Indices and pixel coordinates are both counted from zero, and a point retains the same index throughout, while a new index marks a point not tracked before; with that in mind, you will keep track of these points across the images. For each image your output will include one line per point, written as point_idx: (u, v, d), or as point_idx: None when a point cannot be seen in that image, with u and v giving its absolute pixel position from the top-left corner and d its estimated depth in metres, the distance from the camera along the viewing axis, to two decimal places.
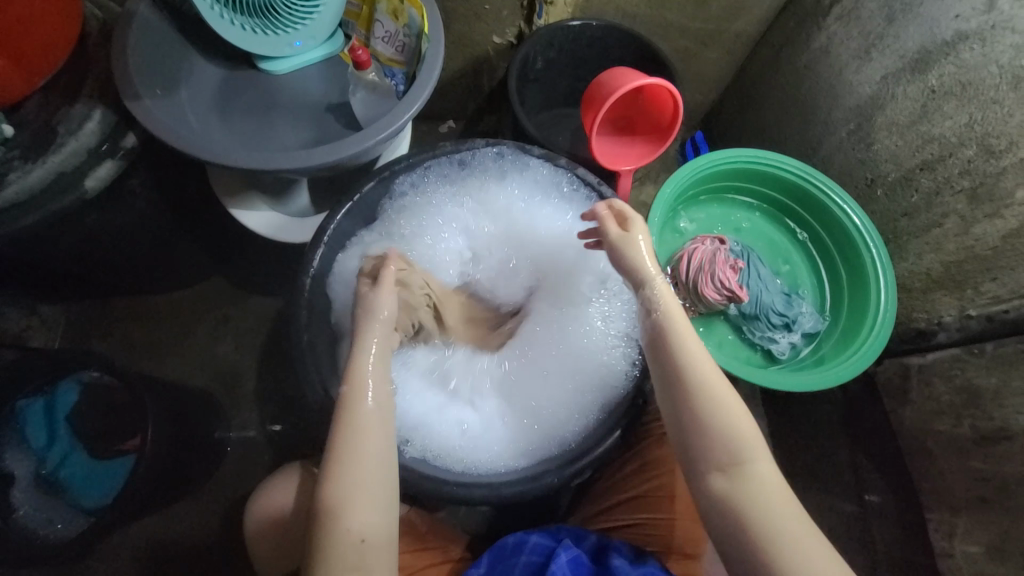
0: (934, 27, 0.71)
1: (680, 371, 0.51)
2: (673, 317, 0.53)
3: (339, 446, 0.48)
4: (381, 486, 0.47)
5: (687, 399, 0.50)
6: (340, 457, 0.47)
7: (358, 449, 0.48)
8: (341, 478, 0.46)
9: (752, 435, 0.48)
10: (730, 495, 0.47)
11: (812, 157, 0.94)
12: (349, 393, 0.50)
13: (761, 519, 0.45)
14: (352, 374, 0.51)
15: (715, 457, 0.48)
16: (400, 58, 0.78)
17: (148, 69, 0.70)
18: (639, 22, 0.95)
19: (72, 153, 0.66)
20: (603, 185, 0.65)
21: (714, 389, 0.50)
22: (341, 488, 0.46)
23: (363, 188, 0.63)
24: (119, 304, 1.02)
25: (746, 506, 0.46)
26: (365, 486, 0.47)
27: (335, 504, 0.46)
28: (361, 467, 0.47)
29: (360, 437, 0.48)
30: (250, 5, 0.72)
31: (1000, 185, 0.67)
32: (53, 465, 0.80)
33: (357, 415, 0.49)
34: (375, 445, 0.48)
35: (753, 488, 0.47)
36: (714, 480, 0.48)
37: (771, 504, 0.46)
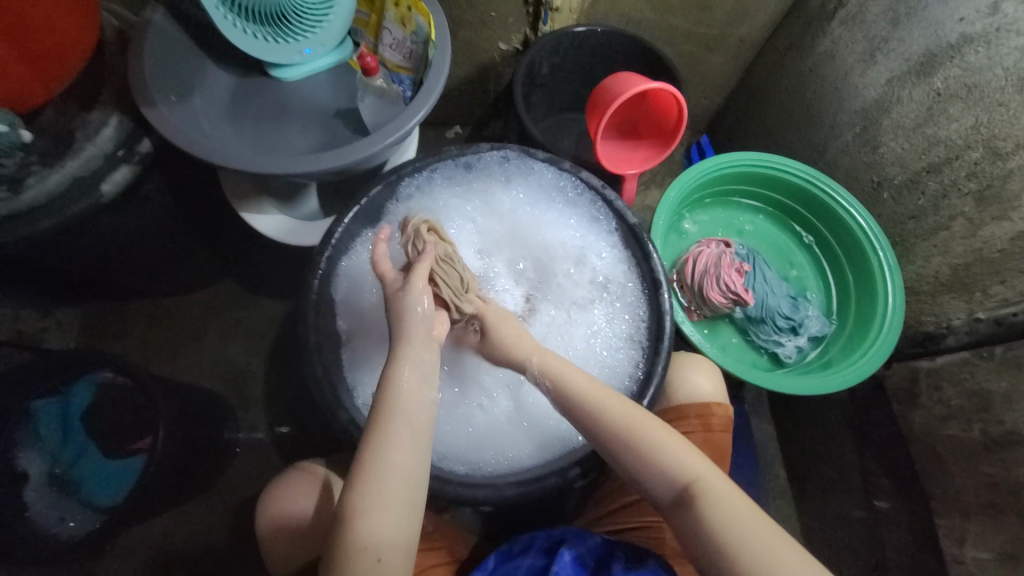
0: (939, 30, 0.71)
1: (597, 428, 0.49)
2: (572, 384, 0.50)
3: (368, 455, 0.44)
4: (405, 496, 0.44)
5: (618, 449, 0.49)
6: (367, 468, 0.44)
7: (388, 460, 0.44)
8: (366, 490, 0.43)
9: (692, 454, 0.48)
10: (699, 523, 0.45)
11: (818, 160, 0.94)
12: (385, 401, 0.46)
13: (732, 536, 0.43)
14: (390, 380, 0.47)
15: (666, 486, 0.47)
16: (407, 65, 0.80)
17: (163, 76, 0.72)
18: (644, 28, 0.95)
19: (89, 158, 0.68)
20: (606, 189, 0.66)
21: (639, 425, 0.48)
22: (362, 497, 0.43)
23: (370, 191, 0.64)
24: (132, 307, 1.04)
25: (718, 526, 0.44)
26: (388, 501, 0.43)
27: (355, 512, 0.43)
28: (389, 480, 0.44)
29: (392, 445, 0.45)
30: (263, 13, 0.74)
31: (1007, 187, 0.66)
32: (69, 462, 0.81)
33: (393, 423, 0.45)
34: (405, 458, 0.44)
35: (712, 507, 0.45)
36: (681, 509, 0.46)
37: (737, 518, 0.44)
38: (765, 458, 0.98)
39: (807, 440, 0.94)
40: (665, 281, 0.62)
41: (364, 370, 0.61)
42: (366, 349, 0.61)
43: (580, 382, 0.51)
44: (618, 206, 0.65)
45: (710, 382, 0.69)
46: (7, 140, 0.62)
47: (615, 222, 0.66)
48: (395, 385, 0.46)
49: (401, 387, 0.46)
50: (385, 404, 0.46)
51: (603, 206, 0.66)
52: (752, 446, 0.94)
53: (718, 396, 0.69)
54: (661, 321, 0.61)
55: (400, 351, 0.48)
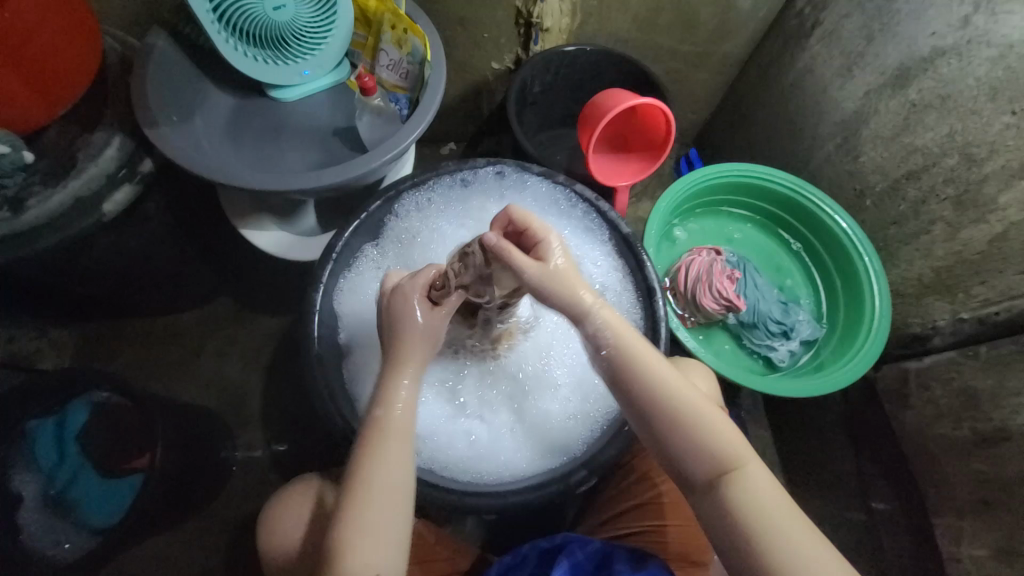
0: (912, 44, 0.75)
1: (649, 396, 0.49)
2: (631, 346, 0.50)
3: (363, 469, 0.47)
4: (395, 515, 0.46)
5: (662, 420, 0.49)
6: (359, 483, 0.46)
7: (378, 478, 0.46)
8: (362, 508, 0.45)
9: (737, 438, 0.49)
10: (728, 505, 0.46)
11: (802, 170, 0.97)
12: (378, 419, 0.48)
13: (762, 519, 0.45)
14: (387, 396, 0.49)
15: (705, 468, 0.48)
16: (404, 84, 0.82)
17: (166, 97, 0.74)
18: (631, 46, 0.99)
19: (92, 177, 0.70)
20: (599, 201, 0.68)
21: (692, 401, 0.49)
22: (355, 519, 0.45)
23: (369, 206, 0.66)
24: (128, 326, 1.03)
25: (747, 510, 0.46)
26: (379, 516, 0.45)
27: (349, 533, 0.45)
28: (378, 494, 0.46)
29: (382, 466, 0.47)
30: (262, 37, 0.76)
31: (984, 192, 0.69)
32: (63, 485, 0.80)
33: (385, 440, 0.47)
34: (395, 475, 0.47)
35: (750, 493, 0.46)
36: (709, 491, 0.48)
37: (768, 503, 0.46)
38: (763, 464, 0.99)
39: (803, 444, 0.95)
40: (659, 289, 0.64)
41: (364, 383, 0.61)
42: (366, 359, 0.62)
43: (637, 344, 0.50)
44: (612, 217, 0.67)
45: (704, 382, 0.70)
46: (8, 161, 0.65)
47: (610, 233, 0.68)
48: (387, 403, 0.49)
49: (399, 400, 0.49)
50: (373, 421, 0.48)
51: (596, 217, 0.68)
52: None
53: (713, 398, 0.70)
54: (656, 327, 0.62)
55: (398, 363, 0.50)
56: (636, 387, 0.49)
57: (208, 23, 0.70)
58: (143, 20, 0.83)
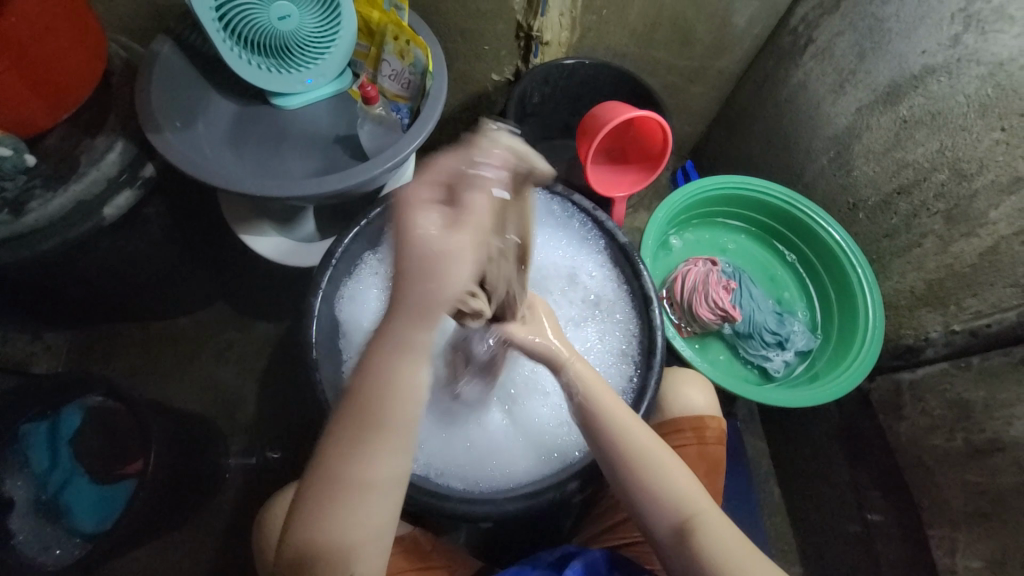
0: (903, 62, 0.77)
1: (608, 445, 0.50)
2: (598, 396, 0.51)
3: (341, 458, 0.38)
4: (386, 516, 0.39)
5: (621, 472, 0.50)
6: (337, 476, 0.38)
7: (364, 469, 0.38)
8: (340, 505, 0.38)
9: (694, 486, 0.49)
10: (693, 552, 0.47)
11: (796, 183, 0.98)
12: (370, 396, 0.38)
13: (722, 567, 0.46)
14: (383, 367, 0.38)
15: (668, 517, 0.48)
16: (405, 94, 0.84)
17: (169, 104, 0.74)
18: (629, 60, 1.00)
19: (93, 181, 0.70)
20: (597, 211, 0.69)
21: (651, 450, 0.50)
22: (337, 515, 0.38)
23: (369, 213, 0.66)
24: (124, 330, 1.03)
25: (709, 557, 0.46)
26: (370, 514, 0.39)
27: (324, 530, 0.38)
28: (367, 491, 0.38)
29: (377, 452, 0.38)
30: (268, 46, 0.77)
31: (974, 206, 0.71)
32: (55, 489, 0.79)
33: (376, 426, 0.38)
34: (387, 467, 0.39)
35: (713, 539, 0.47)
36: (673, 542, 0.48)
37: (728, 549, 0.46)
38: (759, 475, 0.99)
39: (798, 456, 0.95)
40: (655, 298, 0.64)
41: None
42: None
43: (598, 395, 0.52)
44: (609, 226, 0.68)
45: (701, 394, 0.70)
46: (11, 163, 0.65)
47: (606, 242, 0.68)
48: (384, 379, 0.38)
49: (411, 375, 0.38)
50: (362, 402, 0.38)
51: (593, 227, 0.69)
52: (746, 463, 0.95)
53: (711, 409, 0.70)
54: (652, 336, 0.63)
55: (393, 325, 0.38)
56: (604, 439, 0.50)
57: (213, 32, 0.71)
58: (149, 27, 0.84)
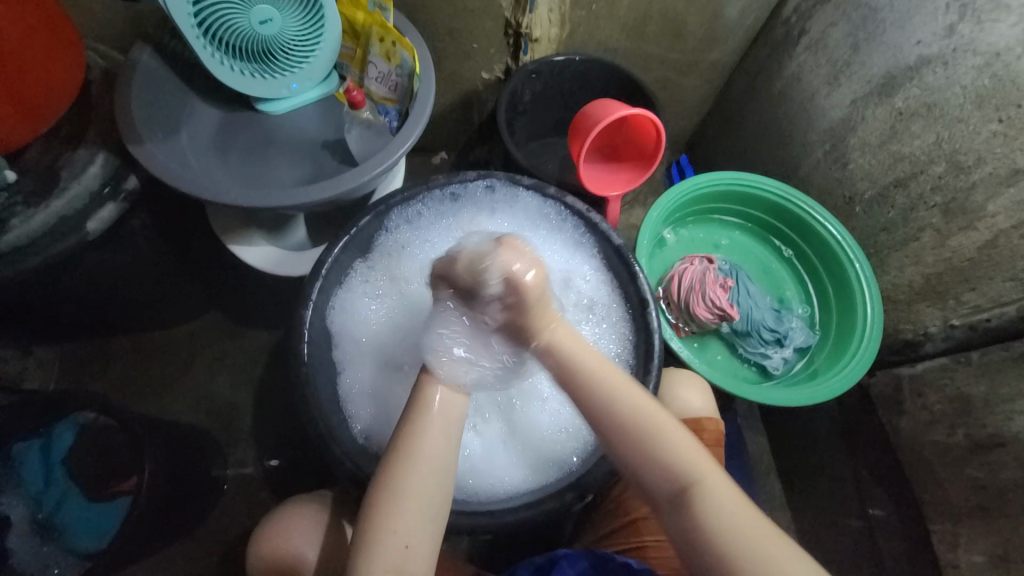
0: (897, 53, 0.76)
1: (601, 409, 0.49)
2: (580, 360, 0.51)
3: (406, 438, 0.49)
4: (435, 487, 0.48)
5: (618, 435, 0.48)
6: (401, 456, 0.48)
7: (419, 446, 0.48)
8: (401, 471, 0.47)
9: (699, 451, 0.47)
10: (697, 519, 0.44)
11: (792, 177, 0.97)
12: (419, 397, 0.52)
13: (726, 539, 0.42)
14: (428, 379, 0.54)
15: (668, 483, 0.46)
16: (393, 97, 0.82)
17: (150, 115, 0.73)
18: (620, 54, 0.99)
19: (75, 197, 0.69)
20: (591, 213, 0.67)
21: (644, 412, 0.48)
22: (397, 481, 0.47)
23: (358, 222, 0.64)
24: (116, 343, 1.02)
25: (713, 525, 0.43)
26: (419, 510, 0.46)
27: (387, 495, 0.46)
28: (415, 493, 0.46)
29: (426, 433, 0.49)
30: (249, 51, 0.75)
31: (971, 200, 0.70)
32: (50, 509, 0.78)
33: (427, 416, 0.51)
34: (435, 448, 0.49)
35: (715, 505, 0.44)
36: (674, 509, 0.46)
37: (734, 516, 0.43)
38: (759, 470, 0.99)
39: (798, 450, 0.95)
40: (652, 301, 0.62)
41: (357, 398, 0.61)
42: (360, 376, 0.63)
43: (588, 361, 0.52)
44: (604, 229, 0.66)
45: (700, 398, 0.70)
46: None
47: (602, 246, 0.66)
48: (424, 407, 0.51)
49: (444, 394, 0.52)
50: (409, 424, 0.50)
51: (588, 230, 0.67)
52: (746, 459, 0.95)
53: (709, 411, 0.70)
54: (649, 340, 0.61)
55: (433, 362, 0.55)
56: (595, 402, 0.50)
57: (193, 37, 0.69)
58: (128, 34, 0.82)
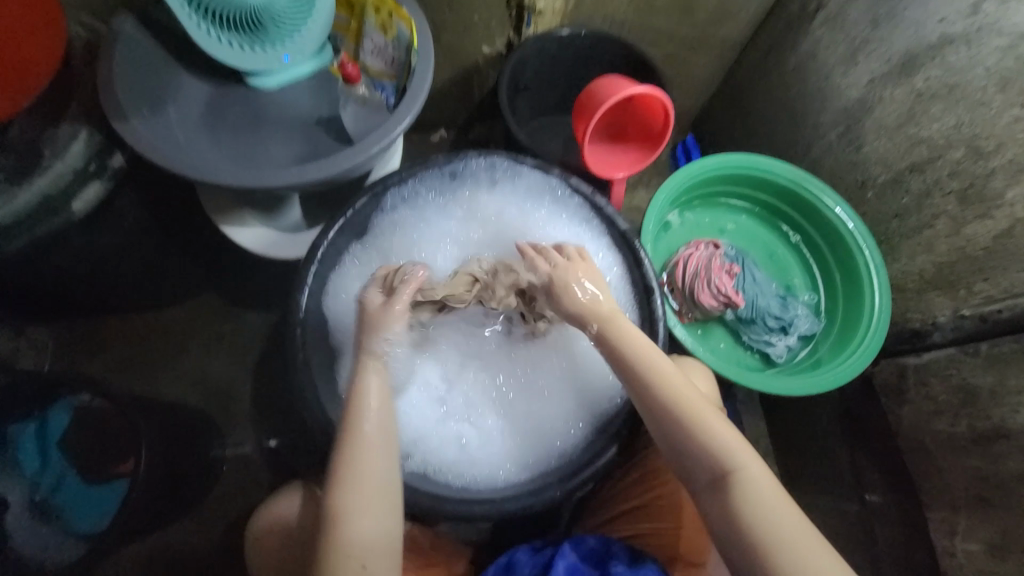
0: (920, 31, 0.72)
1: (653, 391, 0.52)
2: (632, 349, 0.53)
3: (347, 457, 0.49)
4: (383, 499, 0.49)
5: (671, 420, 0.51)
6: (349, 474, 0.49)
7: (360, 464, 0.49)
8: (345, 489, 0.48)
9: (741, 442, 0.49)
10: (734, 503, 0.46)
11: (802, 160, 0.94)
12: (351, 412, 0.52)
13: (761, 523, 0.45)
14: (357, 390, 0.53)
15: (707, 467, 0.49)
16: (390, 71, 0.78)
17: (134, 90, 0.70)
18: (627, 28, 0.94)
19: (59, 175, 0.66)
20: (596, 196, 0.65)
21: (692, 400, 0.51)
22: (345, 499, 0.48)
23: (356, 203, 0.63)
24: (110, 323, 1.00)
25: (748, 509, 0.46)
26: (368, 500, 0.48)
27: (340, 513, 0.47)
28: (362, 487, 0.48)
29: (363, 451, 0.50)
30: (238, 20, 0.71)
31: (989, 186, 0.67)
32: (47, 492, 0.76)
33: (359, 433, 0.51)
34: (376, 462, 0.50)
35: (752, 494, 0.46)
36: (714, 492, 0.48)
37: (771, 505, 0.45)
38: (757, 454, 0.99)
39: (797, 436, 0.95)
40: (657, 287, 0.61)
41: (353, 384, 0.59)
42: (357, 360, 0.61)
43: (639, 346, 0.54)
44: (609, 212, 0.65)
45: (704, 383, 0.68)
46: None
47: (606, 229, 0.65)
48: (364, 398, 0.52)
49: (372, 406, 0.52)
50: (349, 421, 0.51)
51: (592, 212, 0.66)
52: None
53: (713, 398, 0.68)
54: (653, 328, 0.60)
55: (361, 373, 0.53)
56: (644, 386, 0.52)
57: None
58: None
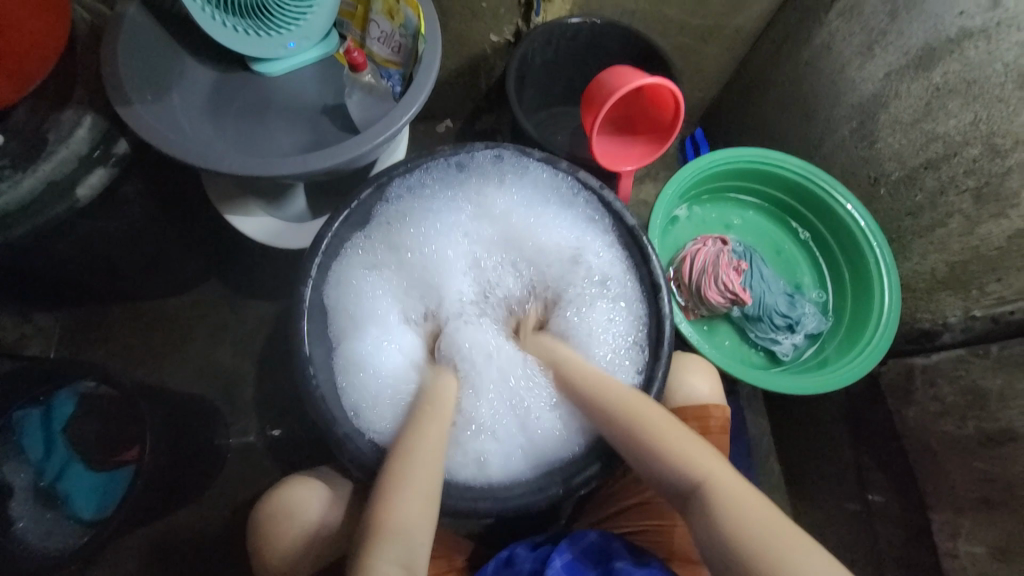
0: (938, 24, 0.71)
1: (609, 413, 0.52)
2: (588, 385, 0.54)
3: (405, 448, 0.51)
4: (431, 488, 0.50)
5: (637, 446, 0.50)
6: (397, 465, 0.50)
7: (416, 453, 0.51)
8: (398, 476, 0.49)
9: (706, 454, 0.48)
10: (714, 523, 0.44)
11: (814, 155, 0.93)
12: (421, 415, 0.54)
13: (735, 529, 0.43)
14: (434, 399, 0.56)
15: (682, 484, 0.48)
16: (396, 59, 0.77)
17: (140, 73, 0.69)
18: (638, 17, 0.92)
19: (63, 161, 0.65)
20: (604, 189, 0.63)
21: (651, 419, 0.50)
22: (398, 486, 0.49)
23: (360, 194, 0.61)
24: (115, 311, 1.00)
25: (728, 525, 0.44)
26: (421, 489, 0.49)
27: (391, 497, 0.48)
28: (412, 476, 0.49)
29: (423, 445, 0.52)
30: (241, 4, 0.70)
31: (1006, 185, 0.66)
32: (53, 476, 0.79)
33: (425, 432, 0.53)
34: (433, 457, 0.51)
35: (730, 509, 0.44)
36: (693, 505, 0.47)
37: (749, 516, 0.44)
38: (760, 452, 0.99)
39: (801, 435, 0.95)
40: (665, 284, 0.60)
41: (352, 371, 0.59)
42: (357, 348, 0.60)
43: (592, 378, 0.55)
44: (616, 207, 0.63)
45: (706, 383, 0.69)
46: None
47: (614, 223, 0.63)
48: (437, 407, 0.56)
49: (433, 415, 0.54)
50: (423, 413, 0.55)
51: (599, 206, 0.64)
52: (748, 441, 0.94)
53: (715, 398, 0.68)
54: (660, 325, 0.59)
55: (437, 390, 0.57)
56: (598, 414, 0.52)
57: None
58: None
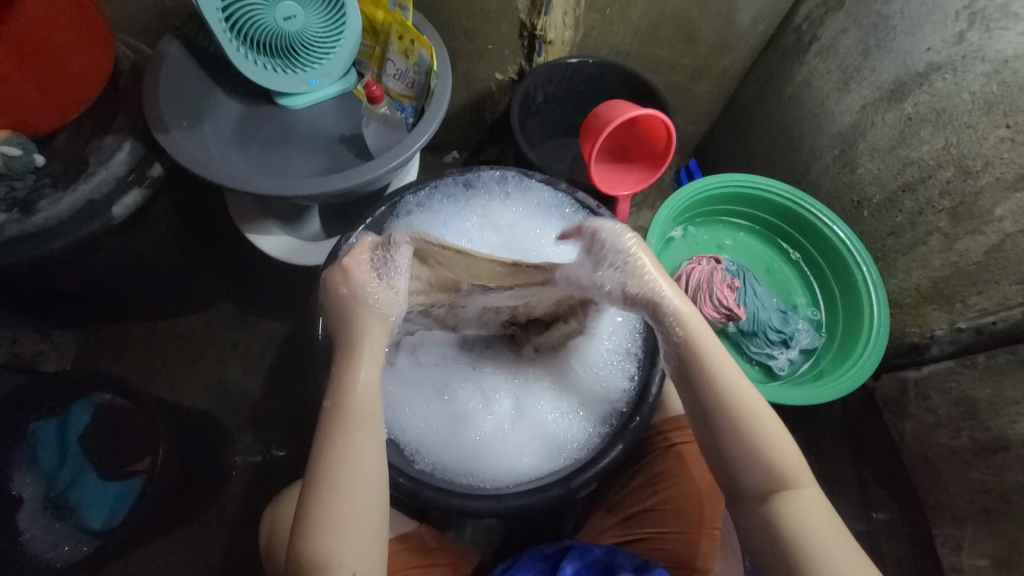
0: (907, 60, 0.77)
1: (719, 401, 0.48)
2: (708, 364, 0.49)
3: (331, 459, 0.45)
4: (374, 498, 0.45)
5: (732, 431, 0.48)
6: (326, 483, 0.44)
7: (348, 465, 0.45)
8: (327, 494, 0.44)
9: (799, 459, 0.48)
10: (778, 521, 0.46)
11: (801, 182, 0.98)
12: (338, 407, 0.47)
13: (805, 539, 0.45)
14: (347, 382, 0.48)
15: (762, 482, 0.47)
16: (409, 94, 0.85)
17: (175, 102, 0.75)
18: (632, 58, 1.00)
19: (102, 181, 0.71)
20: (600, 208, 0.69)
21: (756, 410, 0.48)
22: (326, 509, 0.43)
23: (375, 211, 0.66)
24: (130, 329, 1.04)
25: (794, 529, 0.45)
26: (358, 510, 0.44)
27: (322, 525, 0.43)
28: (346, 499, 0.44)
29: (349, 450, 0.45)
30: (273, 46, 0.78)
31: (979, 204, 0.71)
32: (64, 485, 0.80)
33: (351, 434, 0.46)
34: (368, 460, 0.46)
35: (801, 513, 0.46)
36: (757, 504, 0.47)
37: (817, 528, 0.45)
38: None
39: None
40: None
41: None
42: None
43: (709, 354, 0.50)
44: None
45: None
46: (20, 163, 0.65)
47: None
48: (356, 390, 0.47)
49: (360, 402, 0.47)
50: (338, 404, 0.47)
51: None
52: None
53: None
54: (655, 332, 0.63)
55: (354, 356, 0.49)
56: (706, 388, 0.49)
57: (221, 32, 0.72)
58: (156, 29, 0.85)
